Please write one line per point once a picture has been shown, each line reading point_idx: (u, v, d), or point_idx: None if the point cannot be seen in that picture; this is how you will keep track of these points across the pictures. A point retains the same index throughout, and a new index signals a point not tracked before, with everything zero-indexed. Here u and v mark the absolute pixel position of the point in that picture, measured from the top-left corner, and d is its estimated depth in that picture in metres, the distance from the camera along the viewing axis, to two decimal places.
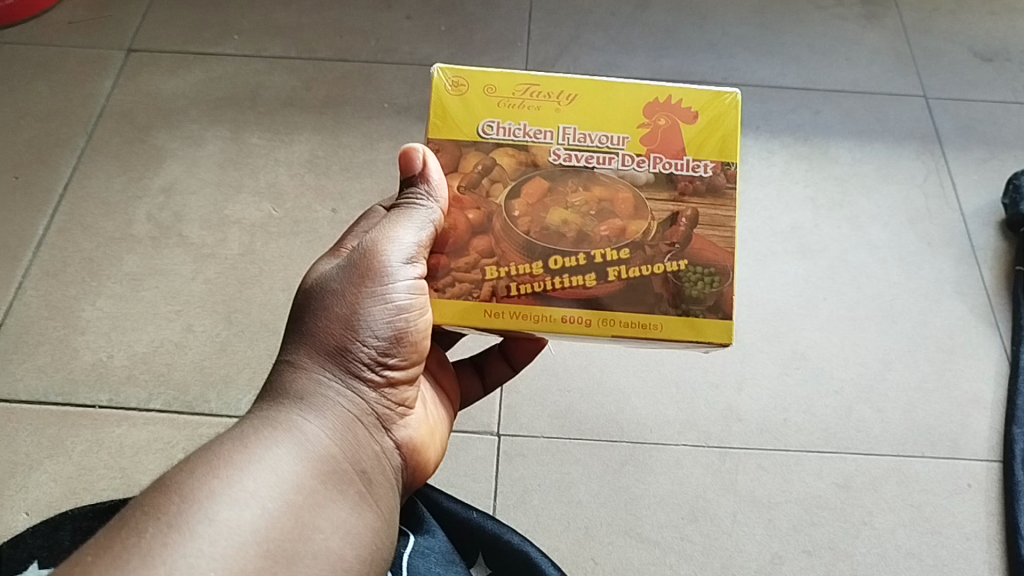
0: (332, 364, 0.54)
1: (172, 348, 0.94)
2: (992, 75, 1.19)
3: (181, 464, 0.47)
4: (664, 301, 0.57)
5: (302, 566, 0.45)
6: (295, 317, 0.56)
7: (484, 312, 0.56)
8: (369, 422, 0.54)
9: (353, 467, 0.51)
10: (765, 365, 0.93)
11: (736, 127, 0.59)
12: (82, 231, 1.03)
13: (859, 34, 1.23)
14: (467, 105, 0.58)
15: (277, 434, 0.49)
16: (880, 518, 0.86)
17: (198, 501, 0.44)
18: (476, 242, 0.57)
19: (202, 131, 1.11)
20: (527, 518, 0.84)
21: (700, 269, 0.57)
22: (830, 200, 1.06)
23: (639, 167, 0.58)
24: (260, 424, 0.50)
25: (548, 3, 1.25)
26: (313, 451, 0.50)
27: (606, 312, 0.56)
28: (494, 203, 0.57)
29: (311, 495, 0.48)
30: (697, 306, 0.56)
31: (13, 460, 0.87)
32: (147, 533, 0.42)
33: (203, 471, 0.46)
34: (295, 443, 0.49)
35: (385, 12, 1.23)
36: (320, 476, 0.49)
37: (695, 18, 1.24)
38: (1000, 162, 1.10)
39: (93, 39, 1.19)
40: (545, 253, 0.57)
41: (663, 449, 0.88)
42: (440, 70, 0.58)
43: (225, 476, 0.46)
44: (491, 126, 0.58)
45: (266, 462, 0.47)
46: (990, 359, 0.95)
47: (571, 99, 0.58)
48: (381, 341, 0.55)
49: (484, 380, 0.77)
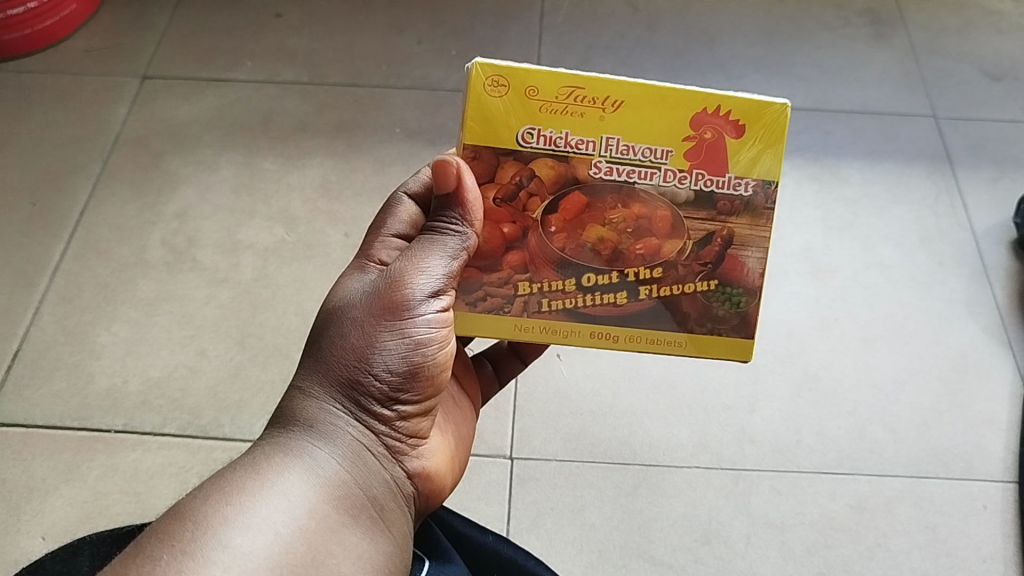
0: (347, 391, 0.53)
1: (186, 372, 0.95)
2: (1002, 94, 1.19)
3: (193, 492, 0.48)
4: (690, 320, 0.58)
5: None
6: (312, 338, 0.56)
7: (515, 327, 0.58)
8: (380, 452, 0.54)
9: (365, 494, 0.52)
10: (778, 386, 0.93)
11: (782, 140, 0.55)
12: (97, 257, 1.03)
13: (868, 54, 1.24)
14: (506, 109, 0.54)
15: (290, 464, 0.49)
16: (895, 540, 0.85)
17: (211, 527, 0.45)
18: (510, 256, 0.57)
19: (216, 156, 1.13)
20: (541, 541, 0.84)
21: (728, 288, 0.58)
22: (841, 221, 1.06)
23: (681, 184, 0.56)
24: (271, 452, 0.50)
25: (558, 26, 1.26)
26: (323, 478, 0.50)
27: (634, 330, 0.58)
28: (530, 217, 0.57)
29: (323, 520, 0.48)
30: (721, 325, 0.58)
31: (29, 485, 0.87)
32: (161, 561, 0.43)
33: (217, 499, 0.46)
34: (306, 470, 0.50)
35: (397, 39, 1.25)
36: (331, 502, 0.49)
37: (703, 42, 1.25)
38: (1011, 181, 1.10)
39: (108, 67, 1.21)
40: (578, 271, 0.57)
41: (676, 472, 0.88)
42: (479, 68, 0.53)
43: (239, 503, 0.46)
44: (532, 134, 0.55)
45: (278, 488, 0.48)
46: (1004, 379, 0.94)
47: (617, 105, 0.54)
48: (397, 371, 0.54)
49: (501, 377, 0.76)
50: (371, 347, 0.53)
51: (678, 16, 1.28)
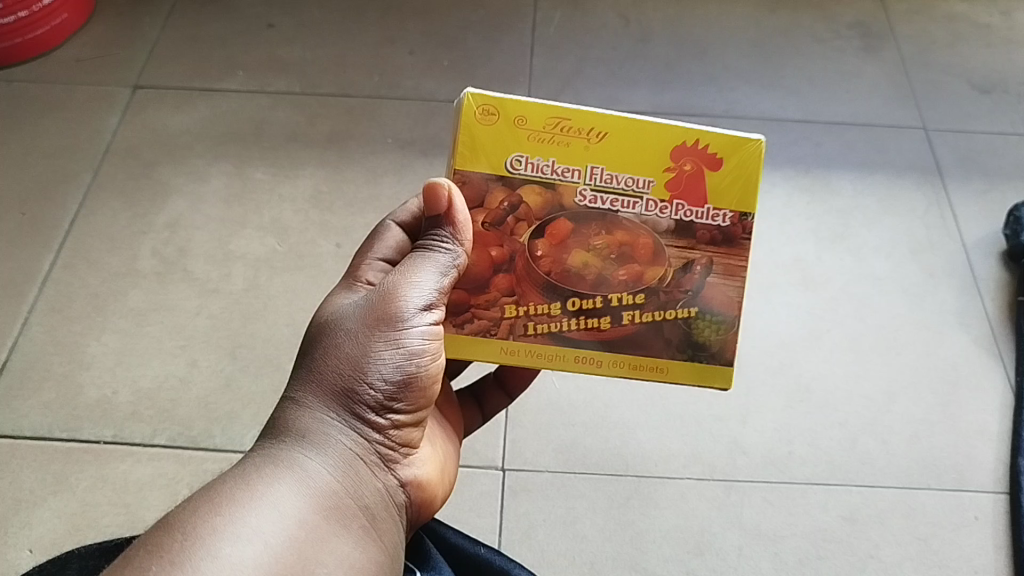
0: (339, 401, 0.53)
1: (176, 383, 0.95)
2: (991, 107, 1.20)
3: (182, 502, 0.47)
4: (672, 346, 0.58)
5: None
6: (304, 350, 0.55)
7: (501, 349, 0.58)
8: (373, 462, 0.54)
9: (356, 505, 0.51)
10: (770, 398, 0.93)
11: (757, 176, 0.57)
12: (87, 267, 1.03)
13: (858, 67, 1.24)
14: (494, 137, 0.55)
15: (280, 474, 0.49)
16: (887, 551, 0.85)
17: (201, 539, 0.44)
18: (497, 279, 0.57)
19: (207, 166, 1.12)
20: (532, 553, 0.83)
21: (709, 315, 0.58)
22: (832, 233, 1.07)
23: (662, 213, 0.57)
24: (261, 462, 0.50)
25: (549, 38, 1.26)
26: (314, 488, 0.50)
27: (617, 355, 0.58)
28: (518, 241, 0.57)
29: (314, 530, 0.48)
30: (703, 352, 0.59)
31: (17, 496, 0.87)
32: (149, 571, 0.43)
33: (207, 510, 0.46)
34: (296, 480, 0.49)
35: (389, 49, 1.25)
36: (322, 513, 0.49)
37: (694, 54, 1.26)
38: (1001, 193, 1.11)
39: (99, 76, 1.21)
40: (564, 295, 0.58)
41: (668, 483, 0.88)
42: (471, 97, 0.54)
43: (228, 513, 0.46)
44: (519, 161, 0.56)
45: (268, 499, 0.47)
46: (994, 390, 0.95)
47: (602, 137, 0.55)
48: (389, 383, 0.54)
49: (484, 409, 0.75)
50: (363, 359, 0.53)
51: (669, 28, 1.29)
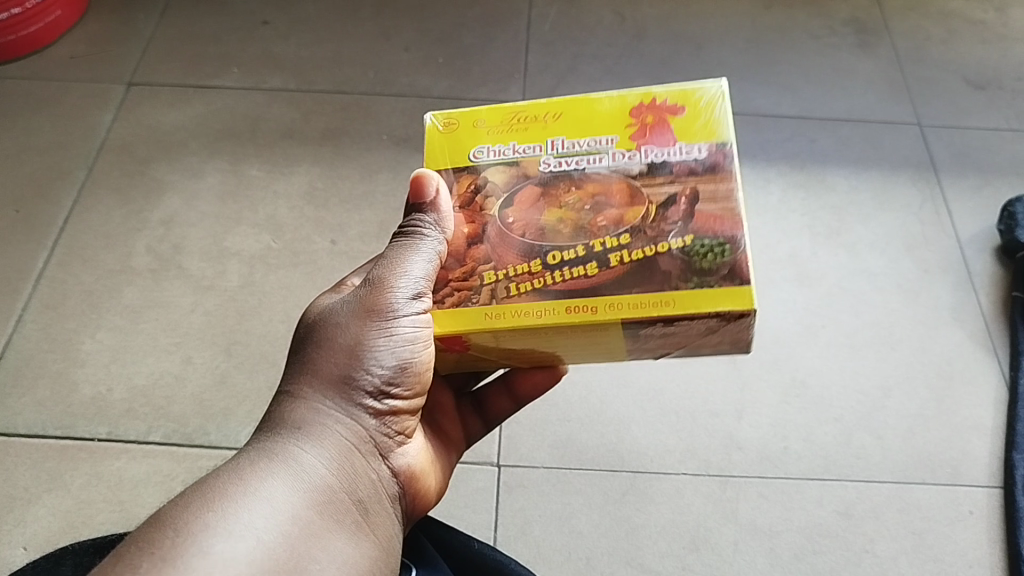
0: (334, 391, 0.54)
1: (171, 380, 0.94)
2: (986, 103, 1.20)
3: (177, 499, 0.47)
4: (672, 277, 0.52)
5: None
6: (299, 346, 0.56)
7: (484, 315, 0.53)
8: (368, 451, 0.54)
9: (351, 498, 0.51)
10: (765, 393, 0.93)
11: (725, 112, 0.56)
12: (82, 264, 1.03)
13: (853, 63, 1.25)
14: (457, 139, 0.59)
15: (275, 469, 0.49)
16: (882, 546, 0.85)
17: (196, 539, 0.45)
18: (472, 252, 0.55)
19: (202, 163, 1.12)
20: (528, 549, 0.83)
21: (707, 240, 0.52)
22: (827, 228, 1.07)
23: (631, 160, 0.56)
24: (256, 456, 0.50)
25: (545, 35, 1.27)
26: (308, 482, 0.50)
27: (611, 298, 0.52)
28: (488, 215, 0.56)
29: (307, 525, 0.48)
30: (710, 276, 0.51)
31: (12, 494, 0.87)
32: (141, 568, 0.42)
33: (199, 505, 0.46)
34: (290, 474, 0.49)
35: (384, 45, 1.25)
36: (316, 508, 0.49)
37: (689, 50, 1.26)
38: (995, 189, 1.11)
39: (94, 73, 1.21)
40: (542, 251, 0.54)
41: (664, 479, 0.88)
42: (430, 116, 0.60)
43: (222, 509, 0.46)
44: (483, 153, 0.58)
45: (262, 494, 0.47)
46: (990, 385, 0.95)
47: (557, 116, 0.58)
48: (384, 372, 0.54)
49: (486, 416, 0.73)
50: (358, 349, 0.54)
51: (664, 25, 1.29)
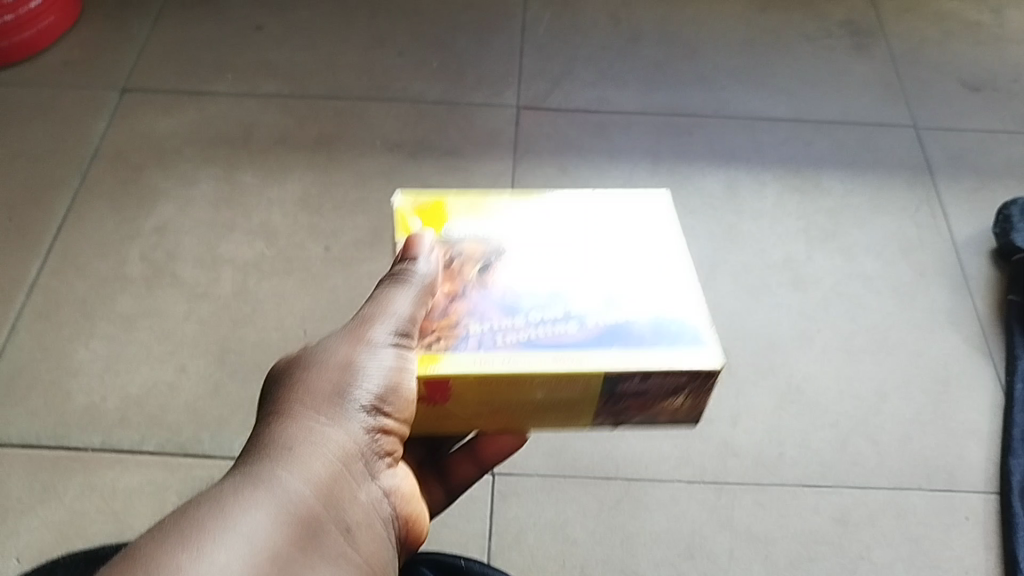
0: (323, 414, 0.51)
1: (165, 389, 0.94)
2: (981, 104, 1.20)
3: (151, 534, 0.44)
4: (650, 338, 0.55)
5: None
6: (284, 378, 0.54)
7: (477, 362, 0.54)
8: (361, 477, 0.52)
9: (338, 528, 0.49)
10: (760, 399, 0.93)
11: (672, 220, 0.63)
12: (76, 273, 1.02)
13: (848, 65, 1.24)
14: (430, 215, 0.61)
15: (257, 498, 0.46)
16: (879, 552, 0.84)
17: (183, 567, 0.42)
18: (456, 308, 0.57)
19: (195, 170, 1.12)
20: (522, 558, 0.83)
21: (675, 313, 0.57)
22: (823, 232, 1.07)
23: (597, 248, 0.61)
24: (238, 484, 0.47)
25: (539, 39, 1.26)
26: (293, 511, 0.47)
27: (595, 353, 0.54)
28: (465, 280, 0.58)
29: (288, 560, 0.45)
30: (682, 341, 0.55)
31: (4, 505, 0.86)
32: None
33: (173, 542, 0.43)
34: (273, 504, 0.46)
35: (378, 50, 1.25)
36: (300, 539, 0.46)
37: (684, 53, 1.25)
38: (991, 191, 1.11)
39: (87, 80, 1.20)
40: (522, 313, 0.56)
41: (658, 486, 0.87)
42: (402, 193, 0.63)
43: (198, 545, 0.43)
44: (453, 228, 0.61)
45: (242, 528, 0.44)
46: (985, 390, 0.94)
47: (522, 210, 0.63)
48: (375, 396, 0.52)
49: (448, 484, 0.70)
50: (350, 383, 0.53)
51: (659, 28, 1.29)
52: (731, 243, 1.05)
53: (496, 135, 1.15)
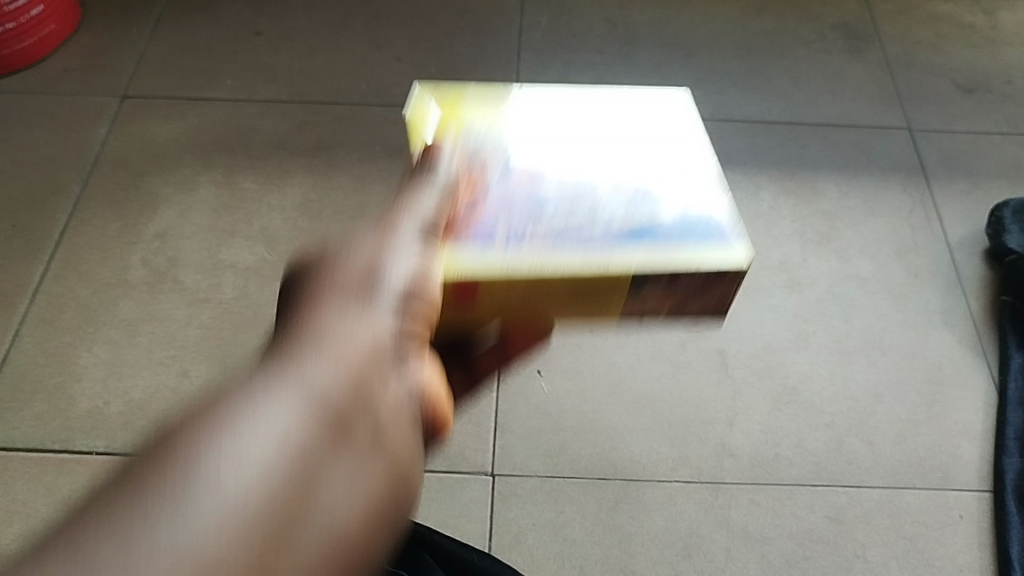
0: (355, 303, 0.45)
1: (168, 394, 0.95)
2: (975, 106, 1.21)
3: (157, 443, 0.38)
4: (673, 236, 0.52)
5: (301, 553, 0.37)
6: (309, 269, 0.48)
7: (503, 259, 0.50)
8: (396, 372, 0.45)
9: (372, 427, 0.42)
10: (756, 400, 0.94)
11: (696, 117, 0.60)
12: (78, 279, 1.03)
13: (843, 68, 1.25)
14: (447, 112, 0.58)
15: (279, 394, 0.40)
16: (873, 551, 0.85)
17: (192, 476, 0.36)
18: (482, 207, 0.53)
19: (196, 176, 1.13)
20: (522, 558, 0.84)
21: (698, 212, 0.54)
22: (818, 234, 1.08)
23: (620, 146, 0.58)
24: (257, 380, 0.41)
25: (536, 43, 1.27)
26: (321, 408, 0.41)
27: (617, 251, 0.51)
28: (488, 176, 0.55)
29: (315, 462, 0.39)
30: (709, 238, 0.52)
31: (9, 509, 0.87)
32: (118, 519, 0.34)
33: (186, 446, 0.37)
34: (299, 402, 0.40)
35: (377, 55, 1.26)
36: (328, 440, 0.40)
37: (680, 57, 1.27)
38: (984, 193, 1.12)
39: (89, 87, 1.22)
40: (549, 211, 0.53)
41: (656, 486, 0.88)
42: (420, 87, 0.59)
43: (215, 449, 0.37)
44: (475, 127, 0.57)
45: (263, 429, 0.38)
46: (979, 389, 0.95)
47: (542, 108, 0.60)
48: (409, 283, 0.46)
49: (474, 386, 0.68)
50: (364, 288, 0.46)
51: (655, 32, 1.30)
52: None
53: None
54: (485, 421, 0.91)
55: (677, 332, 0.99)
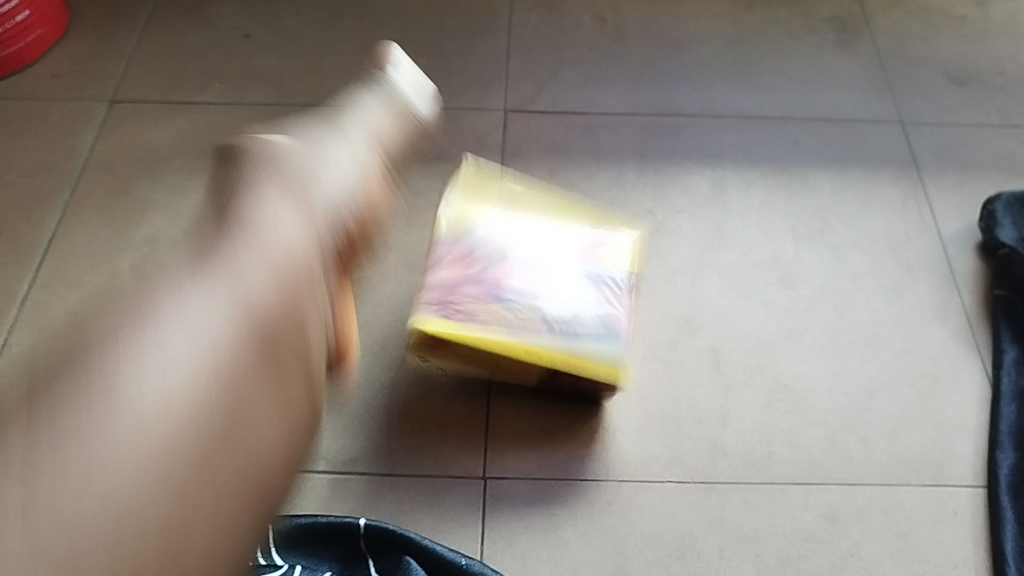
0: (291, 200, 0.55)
1: None
2: (967, 98, 1.21)
3: (106, 323, 0.44)
4: (343, 329, 0.56)
5: (235, 451, 0.44)
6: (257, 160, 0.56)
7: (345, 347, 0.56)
8: (319, 287, 0.53)
9: (301, 324, 0.50)
10: (749, 398, 0.93)
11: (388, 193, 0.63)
12: (67, 286, 1.02)
13: (834, 62, 1.25)
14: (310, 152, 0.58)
15: (213, 289, 0.47)
16: (867, 549, 0.85)
17: (139, 361, 0.42)
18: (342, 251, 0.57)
19: (185, 181, 1.12)
20: (514, 560, 0.83)
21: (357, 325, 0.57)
22: (810, 229, 1.07)
23: (339, 202, 0.57)
24: (200, 274, 0.48)
25: (526, 42, 1.27)
26: (249, 305, 0.48)
27: (336, 353, 0.55)
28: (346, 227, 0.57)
29: (245, 363, 0.46)
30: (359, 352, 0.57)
31: None
32: (68, 415, 0.39)
33: (129, 336, 0.43)
34: (229, 299, 0.47)
35: (366, 57, 1.25)
36: (255, 344, 0.47)
37: (670, 53, 1.26)
38: (977, 185, 1.11)
39: (77, 92, 1.21)
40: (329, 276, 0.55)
41: (648, 487, 0.88)
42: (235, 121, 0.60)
43: (154, 342, 0.43)
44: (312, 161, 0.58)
45: (194, 326, 0.45)
46: (972, 384, 0.95)
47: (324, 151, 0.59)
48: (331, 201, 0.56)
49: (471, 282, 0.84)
50: (214, 286, 0.48)
51: (645, 28, 1.29)
52: (718, 242, 1.06)
53: (485, 139, 1.15)
54: (476, 426, 0.91)
55: (669, 331, 0.98)
